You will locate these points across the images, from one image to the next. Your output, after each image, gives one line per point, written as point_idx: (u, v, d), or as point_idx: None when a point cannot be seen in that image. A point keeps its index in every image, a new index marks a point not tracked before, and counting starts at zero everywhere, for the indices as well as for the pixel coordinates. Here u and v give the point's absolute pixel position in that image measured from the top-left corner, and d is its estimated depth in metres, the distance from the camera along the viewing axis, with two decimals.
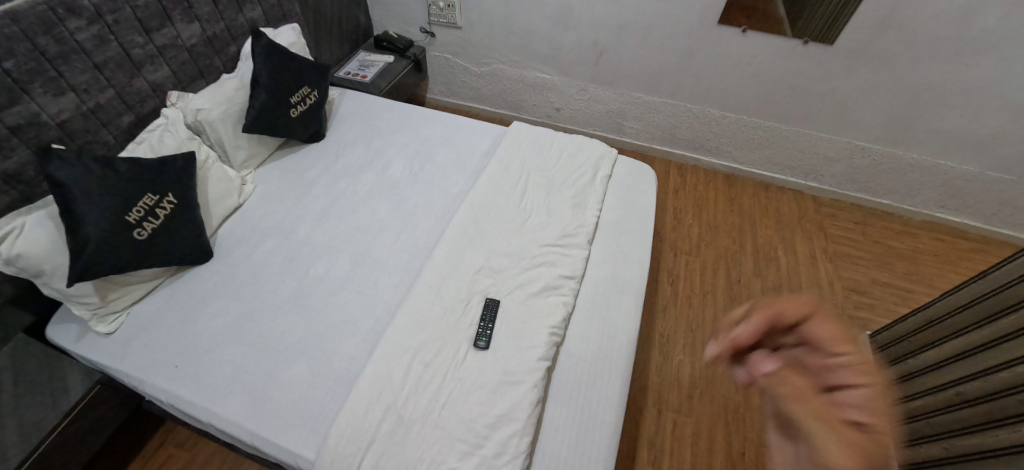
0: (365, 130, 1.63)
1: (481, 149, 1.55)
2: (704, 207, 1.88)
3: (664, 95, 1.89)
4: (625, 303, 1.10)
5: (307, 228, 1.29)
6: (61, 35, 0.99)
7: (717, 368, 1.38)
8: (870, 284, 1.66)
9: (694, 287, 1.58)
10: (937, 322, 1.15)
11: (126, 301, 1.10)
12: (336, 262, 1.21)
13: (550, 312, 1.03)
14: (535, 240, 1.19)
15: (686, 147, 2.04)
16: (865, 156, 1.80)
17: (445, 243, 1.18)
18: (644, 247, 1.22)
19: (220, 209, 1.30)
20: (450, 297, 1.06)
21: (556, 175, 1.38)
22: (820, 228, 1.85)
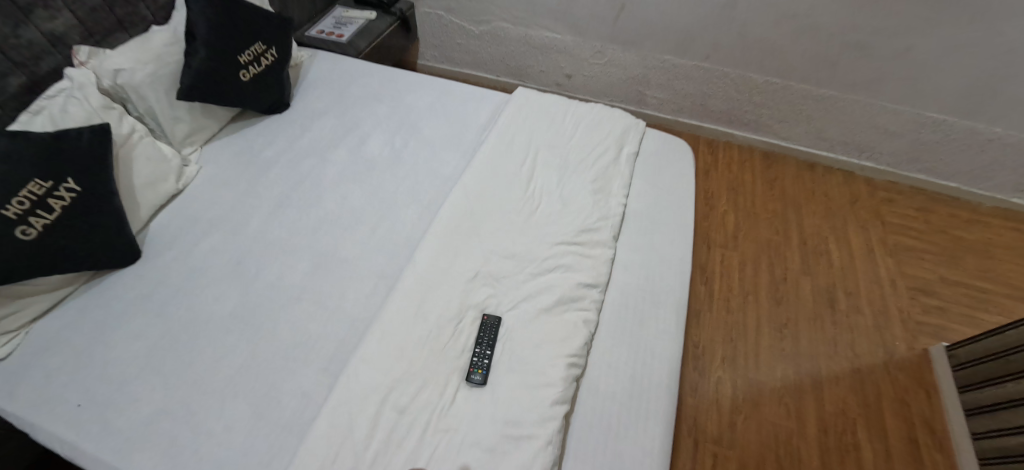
0: (338, 98, 1.35)
1: (478, 121, 1.27)
2: (740, 191, 1.61)
3: (697, 57, 1.59)
4: (663, 319, 0.84)
5: (261, 221, 1.04)
6: None
7: (764, 387, 1.14)
8: (939, 283, 1.40)
9: (733, 287, 1.33)
10: None
11: (22, 318, 0.85)
12: (293, 264, 0.95)
13: (568, 334, 0.78)
14: (546, 237, 0.93)
15: (719, 121, 1.76)
16: (936, 130, 1.51)
17: (431, 240, 0.92)
18: (684, 245, 0.96)
19: (153, 197, 1.04)
20: (436, 313, 0.80)
21: (571, 153, 1.11)
22: (877, 215, 1.58)
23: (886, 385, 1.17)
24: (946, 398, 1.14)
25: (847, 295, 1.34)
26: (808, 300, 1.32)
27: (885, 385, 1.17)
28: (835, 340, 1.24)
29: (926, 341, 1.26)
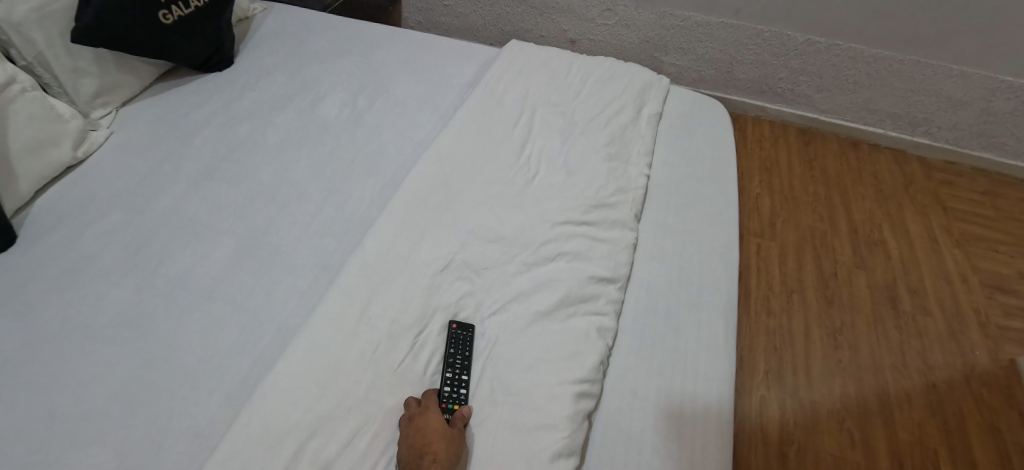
0: (292, 55, 1.11)
1: (461, 80, 1.03)
2: (774, 171, 1.37)
3: (725, 12, 1.34)
4: (704, 328, 0.61)
5: (175, 198, 0.80)
6: None
7: (822, 410, 0.90)
8: (1020, 279, 1.15)
9: (773, 284, 1.09)
10: None
11: None
12: (208, 251, 0.72)
13: (578, 348, 0.54)
14: (544, 215, 0.70)
15: (746, 91, 1.52)
16: (1011, 96, 1.27)
17: (391, 220, 0.69)
18: (725, 228, 0.73)
19: (40, 166, 0.80)
20: (389, 318, 0.57)
21: (576, 113, 0.88)
22: (936, 199, 1.33)
23: (971, 405, 0.93)
24: None
25: (912, 293, 1.10)
26: (864, 299, 1.08)
27: (969, 404, 0.93)
28: (902, 348, 1.00)
29: (1012, 350, 1.02)
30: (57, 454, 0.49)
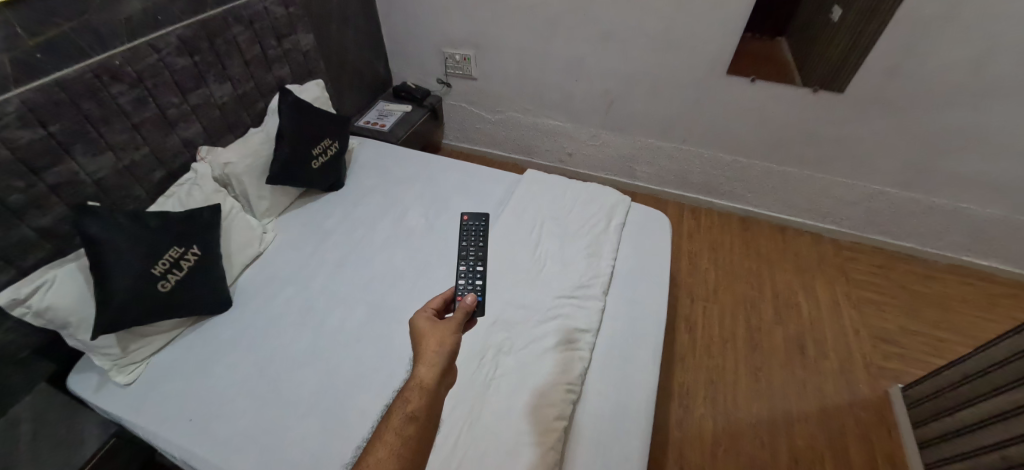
0: (382, 178, 1.68)
1: (495, 197, 1.58)
2: (719, 251, 1.88)
3: (674, 140, 1.95)
4: (641, 359, 1.07)
5: (323, 278, 1.32)
6: (104, 99, 1.10)
7: (741, 424, 1.31)
8: (900, 333, 1.58)
9: (713, 335, 1.54)
10: (981, 376, 1.07)
11: (147, 352, 1.12)
12: (351, 312, 1.22)
13: (568, 368, 1.01)
14: (549, 292, 1.19)
15: (699, 191, 2.08)
16: (882, 199, 1.78)
17: (460, 295, 1.18)
18: (660, 298, 1.21)
19: (242, 258, 1.34)
20: (466, 349, 1.06)
21: (570, 224, 1.40)
22: (842, 271, 1.80)
23: (850, 424, 1.32)
24: (903, 433, 1.28)
25: (815, 343, 1.53)
26: (779, 346, 1.51)
27: (849, 422, 1.32)
28: (804, 382, 1.42)
29: (887, 384, 1.42)
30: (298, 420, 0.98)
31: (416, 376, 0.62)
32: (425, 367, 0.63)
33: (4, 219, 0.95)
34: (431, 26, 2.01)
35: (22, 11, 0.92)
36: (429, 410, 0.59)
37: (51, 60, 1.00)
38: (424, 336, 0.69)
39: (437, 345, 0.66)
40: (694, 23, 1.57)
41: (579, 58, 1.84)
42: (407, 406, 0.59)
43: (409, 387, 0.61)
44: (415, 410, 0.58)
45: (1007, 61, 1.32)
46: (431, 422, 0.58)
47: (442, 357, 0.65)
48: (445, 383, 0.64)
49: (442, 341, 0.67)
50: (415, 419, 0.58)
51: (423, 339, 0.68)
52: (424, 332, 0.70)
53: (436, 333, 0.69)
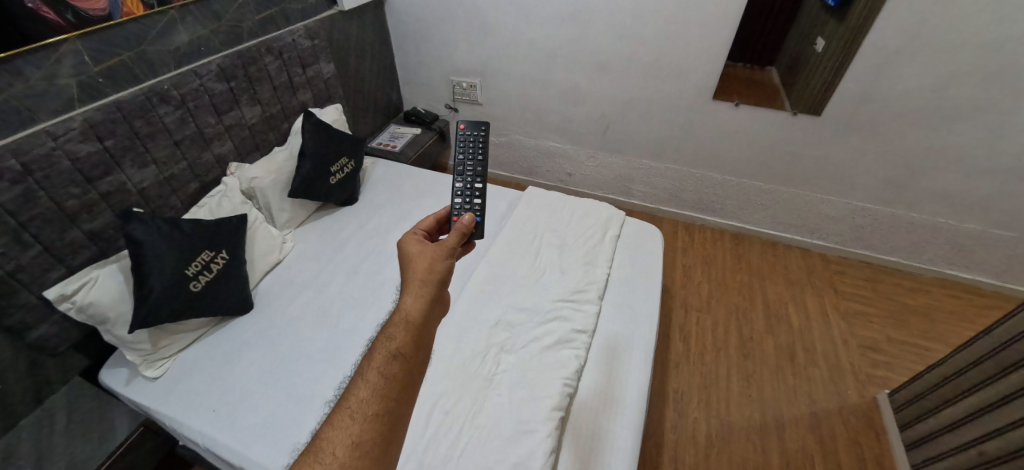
0: (394, 194, 1.81)
1: (499, 211, 1.69)
2: (713, 265, 1.98)
3: (668, 161, 2.08)
4: (635, 356, 1.15)
5: (339, 283, 1.42)
6: (153, 118, 1.24)
7: (734, 427, 1.36)
8: (886, 342, 1.65)
9: (706, 344, 1.61)
10: (955, 378, 1.12)
11: (174, 348, 1.20)
12: (364, 314, 1.31)
13: (565, 364, 1.08)
14: (549, 296, 1.27)
15: (693, 209, 2.21)
16: (865, 215, 1.89)
17: (466, 298, 1.28)
18: (652, 302, 1.30)
19: (264, 264, 1.44)
20: (469, 348, 1.13)
21: (568, 235, 1.50)
22: (830, 284, 1.89)
23: (840, 428, 1.37)
24: (891, 437, 1.33)
25: (805, 351, 1.60)
26: (771, 354, 1.58)
27: (839, 426, 1.37)
28: (795, 388, 1.48)
29: (875, 390, 1.47)
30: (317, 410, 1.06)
31: (402, 309, 0.65)
32: (411, 299, 0.66)
33: (59, 222, 1.06)
34: (441, 57, 2.18)
35: (89, 42, 1.08)
36: (416, 347, 0.62)
37: (109, 84, 1.15)
38: (413, 262, 0.71)
39: (425, 275, 0.69)
40: (681, 54, 1.72)
41: (576, 86, 1.99)
42: (392, 343, 0.62)
43: (395, 323, 0.64)
44: (399, 348, 0.61)
45: (968, 88, 1.44)
46: (417, 358, 0.62)
47: (428, 288, 0.68)
48: (432, 313, 0.67)
49: (430, 271, 0.69)
50: (400, 356, 0.61)
51: (411, 266, 0.70)
52: (412, 259, 0.72)
53: (423, 261, 0.70)
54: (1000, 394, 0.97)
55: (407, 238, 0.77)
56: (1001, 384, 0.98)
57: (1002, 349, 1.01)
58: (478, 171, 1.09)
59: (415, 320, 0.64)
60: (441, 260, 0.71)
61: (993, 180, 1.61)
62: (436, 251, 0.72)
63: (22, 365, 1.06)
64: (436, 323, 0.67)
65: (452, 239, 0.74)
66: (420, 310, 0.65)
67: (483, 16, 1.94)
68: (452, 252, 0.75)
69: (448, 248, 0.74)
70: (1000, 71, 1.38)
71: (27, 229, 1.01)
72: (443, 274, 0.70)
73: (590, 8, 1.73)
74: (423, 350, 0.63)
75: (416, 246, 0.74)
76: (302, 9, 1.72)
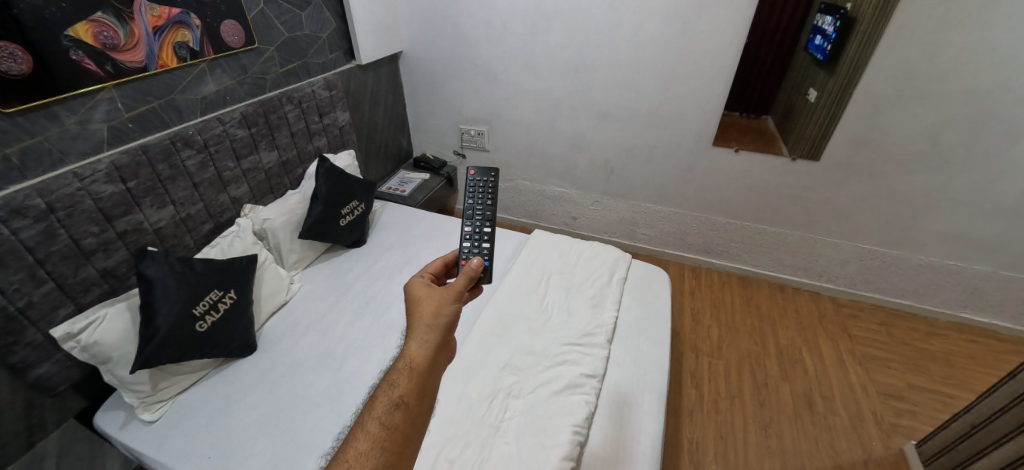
0: (402, 236, 1.84)
1: (506, 253, 1.71)
2: (721, 309, 1.96)
3: (671, 205, 2.13)
4: (647, 402, 1.12)
5: (345, 324, 1.41)
6: (175, 161, 1.30)
7: None
8: (907, 389, 1.59)
9: (719, 390, 1.56)
10: (986, 426, 1.06)
11: (173, 390, 1.18)
12: (369, 356, 1.29)
13: (573, 411, 1.05)
14: (557, 339, 1.25)
15: (698, 252, 2.23)
16: (873, 257, 1.89)
17: (473, 340, 1.26)
18: (661, 346, 1.28)
19: (271, 305, 1.44)
20: (476, 393, 1.10)
21: (575, 277, 1.50)
22: (843, 329, 1.86)
23: None
24: None
25: (823, 399, 1.54)
26: (788, 402, 1.53)
27: None
28: (816, 438, 1.41)
29: (901, 441, 1.40)
30: (315, 458, 1.02)
31: (406, 355, 0.64)
32: (417, 344, 0.65)
33: (74, 259, 1.09)
34: (451, 107, 2.31)
35: (124, 90, 1.16)
36: (419, 396, 0.60)
37: (138, 128, 1.22)
38: (420, 304, 0.71)
39: (431, 320, 0.68)
40: (680, 103, 1.82)
41: (580, 133, 2.08)
42: (394, 391, 0.60)
43: (398, 369, 0.63)
44: (402, 397, 0.60)
45: (961, 133, 1.50)
46: (420, 407, 0.60)
47: (435, 333, 0.67)
48: (437, 359, 0.65)
49: (436, 315, 0.68)
50: (402, 406, 0.59)
51: (418, 310, 0.70)
52: (419, 302, 0.71)
53: (430, 304, 0.70)
54: None
55: (415, 280, 0.77)
56: None
57: None
58: (487, 215, 1.11)
59: (420, 366, 0.62)
60: (449, 304, 0.70)
61: (996, 222, 1.63)
62: (444, 294, 0.71)
63: (19, 404, 1.04)
64: (439, 369, 0.66)
65: (460, 282, 0.73)
66: (425, 357, 0.64)
67: (493, 71, 2.08)
68: (461, 295, 0.73)
69: (456, 291, 0.72)
70: (989, 118, 1.44)
71: (42, 266, 1.03)
72: (450, 318, 0.69)
73: (593, 62, 1.86)
74: (426, 398, 0.61)
75: (424, 289, 0.74)
76: (323, 63, 1.84)
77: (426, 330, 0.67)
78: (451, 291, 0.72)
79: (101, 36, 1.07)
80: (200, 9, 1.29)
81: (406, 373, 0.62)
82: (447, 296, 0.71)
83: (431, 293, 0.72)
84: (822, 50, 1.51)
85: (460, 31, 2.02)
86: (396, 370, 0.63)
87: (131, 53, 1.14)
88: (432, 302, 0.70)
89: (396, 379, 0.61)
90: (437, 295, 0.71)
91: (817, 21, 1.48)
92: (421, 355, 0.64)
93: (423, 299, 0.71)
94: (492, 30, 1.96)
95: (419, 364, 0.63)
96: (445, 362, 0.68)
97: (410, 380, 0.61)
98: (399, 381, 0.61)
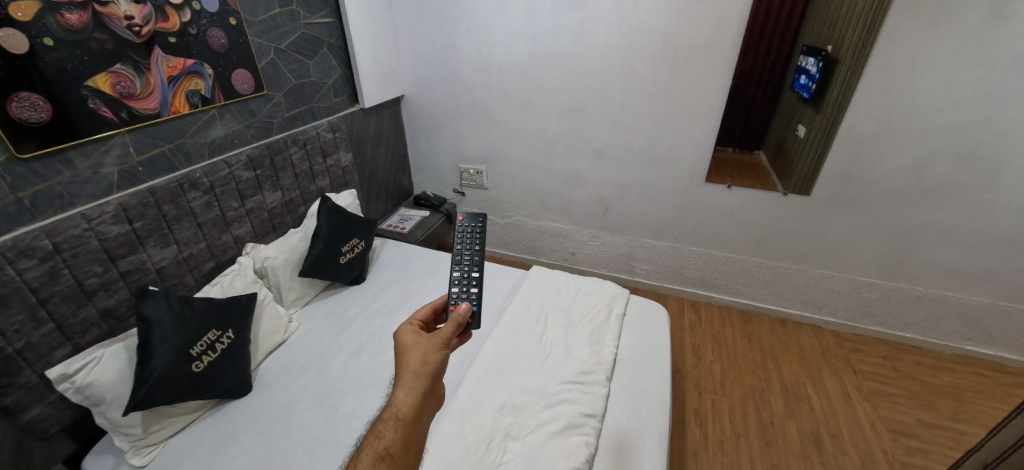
0: (401, 273, 1.85)
1: (504, 290, 1.72)
2: (722, 344, 1.95)
3: (667, 239, 2.16)
4: (649, 443, 1.09)
5: (342, 364, 1.39)
6: (181, 203, 1.34)
7: None
8: (916, 425, 1.55)
9: (725, 430, 1.53)
10: None
11: (165, 433, 1.15)
12: (366, 397, 1.26)
13: (574, 453, 1.02)
14: (556, 377, 1.24)
15: (696, 286, 2.23)
16: (871, 289, 1.90)
17: (471, 379, 1.24)
18: (662, 384, 1.26)
19: (268, 344, 1.44)
20: (473, 434, 1.08)
21: (573, 313, 1.50)
22: (847, 363, 1.83)
23: None
24: None
25: (832, 438, 1.50)
26: (795, 442, 1.49)
27: None
28: None
29: None
30: None
31: (393, 404, 0.64)
32: (403, 393, 0.65)
33: (77, 299, 1.10)
34: (451, 147, 2.39)
35: (137, 136, 1.22)
36: (404, 447, 0.60)
37: (148, 171, 1.27)
38: (407, 352, 0.71)
39: (418, 367, 0.68)
40: (671, 142, 1.89)
41: (576, 171, 2.15)
42: (380, 443, 0.60)
43: (384, 419, 0.62)
44: (388, 448, 0.59)
45: (944, 166, 1.55)
46: (406, 459, 0.60)
47: (422, 380, 0.67)
48: (424, 407, 0.66)
49: (423, 362, 0.68)
50: (388, 457, 0.59)
51: (405, 357, 0.70)
52: (406, 350, 0.71)
53: (417, 352, 0.70)
54: None
55: (404, 327, 0.77)
56: None
57: None
58: (476, 260, 1.14)
59: (405, 415, 0.63)
60: (436, 351, 0.71)
61: (987, 253, 1.65)
62: (430, 341, 0.72)
63: (9, 448, 1.02)
64: (426, 418, 0.66)
65: (448, 328, 0.74)
66: (411, 406, 0.64)
67: (491, 113, 2.17)
68: (448, 342, 0.74)
69: (443, 337, 0.73)
70: (969, 152, 1.50)
71: (44, 306, 1.04)
72: (437, 365, 0.69)
73: (587, 104, 1.95)
74: (412, 449, 0.61)
75: (412, 336, 0.73)
76: (328, 107, 1.93)
77: (412, 378, 0.66)
78: (437, 338, 0.73)
79: (118, 86, 1.14)
80: (213, 59, 1.38)
81: (391, 425, 0.61)
82: (433, 344, 0.72)
83: (417, 340, 0.72)
84: (807, 89, 1.59)
85: (460, 77, 2.14)
86: (380, 421, 0.62)
87: (145, 101, 1.21)
88: (418, 350, 0.70)
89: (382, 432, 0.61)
90: (423, 343, 0.71)
91: (801, 62, 1.57)
92: (407, 405, 0.64)
93: (409, 346, 0.71)
94: (490, 76, 2.07)
95: (405, 415, 0.63)
96: (432, 410, 0.68)
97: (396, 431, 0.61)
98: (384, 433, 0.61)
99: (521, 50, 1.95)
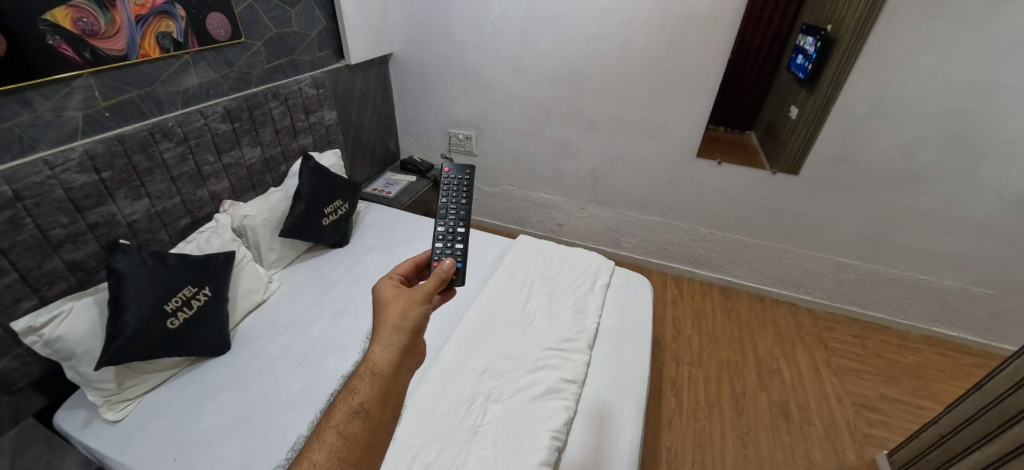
0: (385, 238, 1.82)
1: (490, 257, 1.71)
2: (701, 318, 1.99)
3: (655, 214, 2.16)
4: (627, 409, 1.12)
5: (323, 325, 1.38)
6: (153, 153, 1.26)
7: None
8: (880, 400, 1.63)
9: (699, 399, 1.58)
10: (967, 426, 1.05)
11: (140, 389, 1.13)
12: (346, 358, 1.26)
13: (553, 416, 1.04)
14: (538, 345, 1.25)
15: (680, 261, 2.26)
16: (848, 270, 1.94)
17: (453, 342, 1.24)
18: (643, 352, 1.29)
19: (247, 303, 1.41)
20: (455, 396, 1.09)
21: (558, 283, 1.50)
22: (819, 340, 1.90)
23: None
24: None
25: (800, 409, 1.57)
26: (765, 412, 1.55)
27: None
28: (791, 449, 1.43)
29: (874, 451, 1.44)
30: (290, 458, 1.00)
31: (369, 359, 0.62)
32: (381, 348, 0.63)
33: (41, 250, 1.05)
34: (440, 110, 2.31)
35: (103, 79, 1.13)
36: (380, 403, 0.59)
37: (115, 118, 1.19)
38: (387, 305, 0.69)
39: (397, 322, 0.66)
40: (665, 115, 1.86)
41: (568, 141, 2.11)
42: (354, 398, 0.59)
43: (360, 374, 0.61)
44: (362, 404, 0.58)
45: (931, 151, 1.56)
46: (383, 415, 0.59)
47: (400, 336, 0.65)
48: (403, 363, 0.64)
49: (402, 317, 0.67)
50: (362, 413, 0.58)
51: (384, 311, 0.68)
52: (385, 304, 0.69)
53: (397, 306, 0.68)
54: (1010, 443, 0.91)
55: (384, 281, 0.75)
56: (1014, 429, 0.91)
57: (1008, 396, 0.95)
58: (461, 215, 1.11)
59: (383, 370, 0.61)
60: (416, 306, 0.69)
61: (964, 237, 1.69)
62: (411, 295, 0.70)
63: None
64: (406, 374, 0.64)
65: (430, 284, 0.72)
66: (388, 362, 0.62)
67: (483, 76, 2.09)
68: (430, 298, 0.72)
69: (424, 292, 0.72)
70: (958, 138, 1.50)
71: (6, 256, 0.99)
72: (417, 321, 0.68)
73: (582, 72, 1.89)
74: (389, 406, 0.60)
75: (392, 290, 0.72)
76: (311, 61, 1.83)
77: (391, 333, 0.65)
78: (417, 293, 0.71)
79: (80, 22, 1.04)
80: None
81: (367, 380, 0.60)
82: (414, 300, 0.70)
83: (396, 295, 0.70)
84: (802, 69, 1.58)
85: (452, 36, 2.03)
86: (354, 375, 0.61)
87: (111, 41, 1.12)
88: (395, 305, 0.68)
89: (356, 386, 0.60)
90: (401, 298, 0.69)
91: (798, 41, 1.55)
92: (385, 359, 0.62)
93: (387, 301, 0.70)
94: (483, 36, 1.97)
95: (381, 369, 0.61)
96: (412, 366, 0.67)
97: (372, 388, 0.59)
98: (358, 388, 0.59)
99: (516, 9, 1.85)
